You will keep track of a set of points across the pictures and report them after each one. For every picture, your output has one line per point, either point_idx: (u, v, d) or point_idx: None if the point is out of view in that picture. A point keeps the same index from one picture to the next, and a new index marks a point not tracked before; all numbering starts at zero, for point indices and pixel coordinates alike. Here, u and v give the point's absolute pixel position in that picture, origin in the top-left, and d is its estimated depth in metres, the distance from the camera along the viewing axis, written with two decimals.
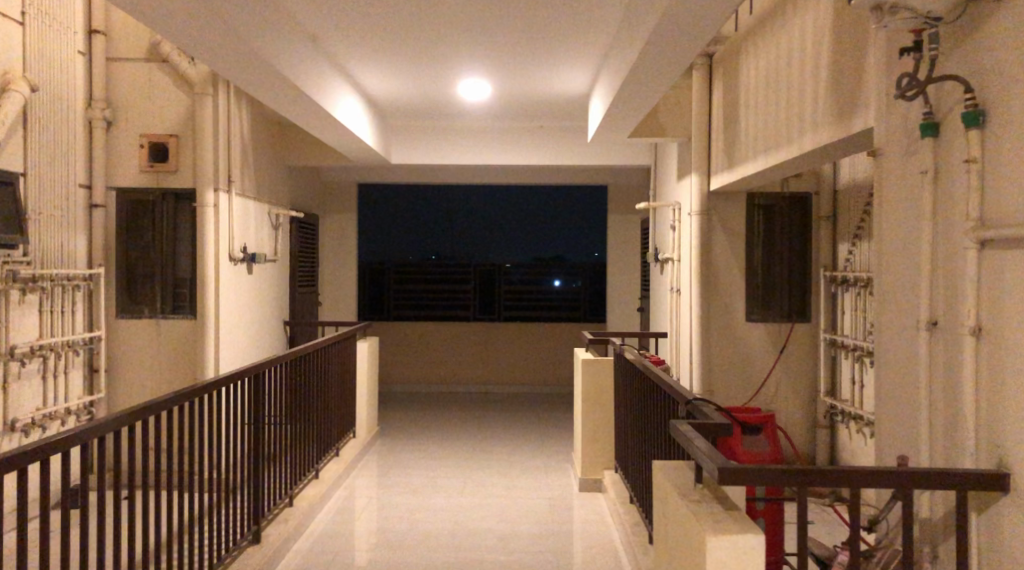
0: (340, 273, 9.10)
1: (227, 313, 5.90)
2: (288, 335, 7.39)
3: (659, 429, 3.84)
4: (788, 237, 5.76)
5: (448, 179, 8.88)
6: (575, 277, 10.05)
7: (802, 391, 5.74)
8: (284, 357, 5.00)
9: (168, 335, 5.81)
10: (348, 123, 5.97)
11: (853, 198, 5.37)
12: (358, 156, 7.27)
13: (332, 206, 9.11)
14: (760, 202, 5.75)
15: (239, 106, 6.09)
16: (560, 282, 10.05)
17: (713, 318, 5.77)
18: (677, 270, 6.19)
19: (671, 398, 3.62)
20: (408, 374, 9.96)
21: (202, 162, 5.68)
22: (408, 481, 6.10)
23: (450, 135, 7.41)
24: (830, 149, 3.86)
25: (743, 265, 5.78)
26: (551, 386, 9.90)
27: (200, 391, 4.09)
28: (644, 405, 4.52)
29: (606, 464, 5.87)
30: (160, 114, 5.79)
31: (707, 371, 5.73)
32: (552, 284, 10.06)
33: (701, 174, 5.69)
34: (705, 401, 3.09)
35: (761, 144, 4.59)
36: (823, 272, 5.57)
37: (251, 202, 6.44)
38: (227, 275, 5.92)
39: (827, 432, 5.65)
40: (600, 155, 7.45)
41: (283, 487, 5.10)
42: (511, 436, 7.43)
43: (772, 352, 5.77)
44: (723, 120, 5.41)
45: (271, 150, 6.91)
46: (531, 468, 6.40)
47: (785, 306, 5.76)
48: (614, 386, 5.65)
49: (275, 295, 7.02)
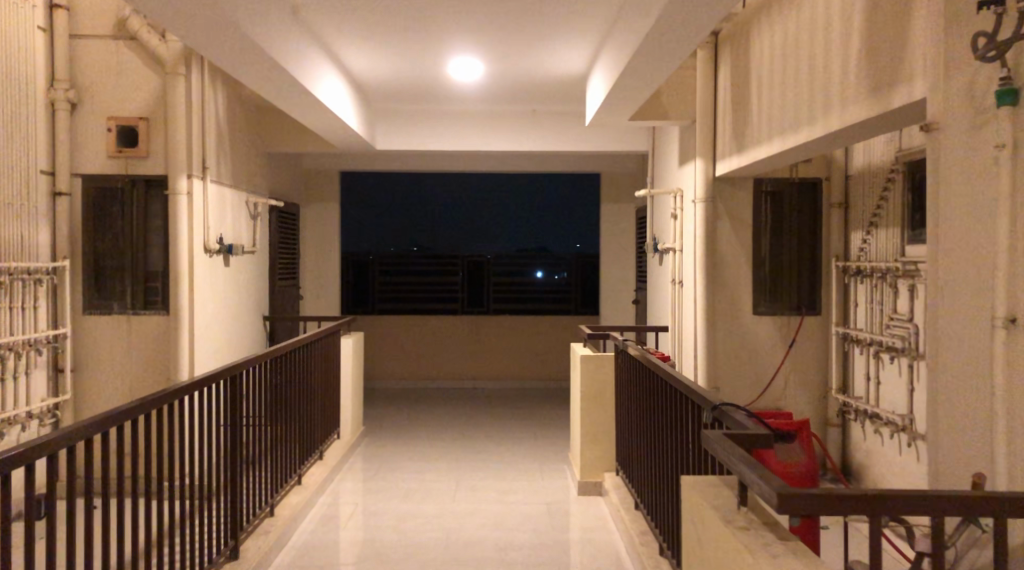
0: (322, 265, 8.74)
1: (202, 309, 5.53)
2: (268, 330, 7.04)
3: (678, 434, 3.53)
4: (797, 225, 5.46)
5: (436, 166, 8.53)
6: (560, 268, 9.78)
7: (813, 388, 5.45)
8: (263, 355, 4.65)
9: (139, 333, 5.44)
10: (331, 105, 5.62)
11: (869, 184, 5.05)
12: (342, 141, 6.91)
13: (314, 195, 8.73)
14: (768, 189, 5.42)
15: (214, 88, 5.72)
16: (543, 274, 9.79)
17: (719, 311, 5.46)
18: (678, 261, 5.88)
19: (691, 402, 3.30)
20: (394, 370, 9.62)
21: (176, 147, 5.32)
22: (398, 486, 5.78)
23: (438, 119, 7.07)
24: (857, 130, 3.57)
25: (750, 255, 5.47)
26: (541, 381, 9.61)
27: (175, 394, 3.73)
28: (655, 406, 4.22)
29: (606, 467, 5.56)
30: (129, 96, 5.40)
31: (712, 368, 5.43)
32: (535, 275, 9.78)
33: (706, 159, 5.36)
34: (734, 406, 2.78)
35: (778, 127, 4.29)
36: (834, 262, 5.28)
37: (228, 190, 6.07)
38: (202, 267, 5.55)
39: (839, 431, 5.38)
40: (596, 140, 7.13)
41: (264, 496, 4.74)
42: (503, 435, 7.12)
43: (781, 347, 5.47)
44: (731, 101, 5.10)
45: (249, 135, 6.54)
46: (526, 470, 6.09)
47: (795, 298, 5.47)
48: (616, 384, 5.35)
49: (253, 288, 6.66)
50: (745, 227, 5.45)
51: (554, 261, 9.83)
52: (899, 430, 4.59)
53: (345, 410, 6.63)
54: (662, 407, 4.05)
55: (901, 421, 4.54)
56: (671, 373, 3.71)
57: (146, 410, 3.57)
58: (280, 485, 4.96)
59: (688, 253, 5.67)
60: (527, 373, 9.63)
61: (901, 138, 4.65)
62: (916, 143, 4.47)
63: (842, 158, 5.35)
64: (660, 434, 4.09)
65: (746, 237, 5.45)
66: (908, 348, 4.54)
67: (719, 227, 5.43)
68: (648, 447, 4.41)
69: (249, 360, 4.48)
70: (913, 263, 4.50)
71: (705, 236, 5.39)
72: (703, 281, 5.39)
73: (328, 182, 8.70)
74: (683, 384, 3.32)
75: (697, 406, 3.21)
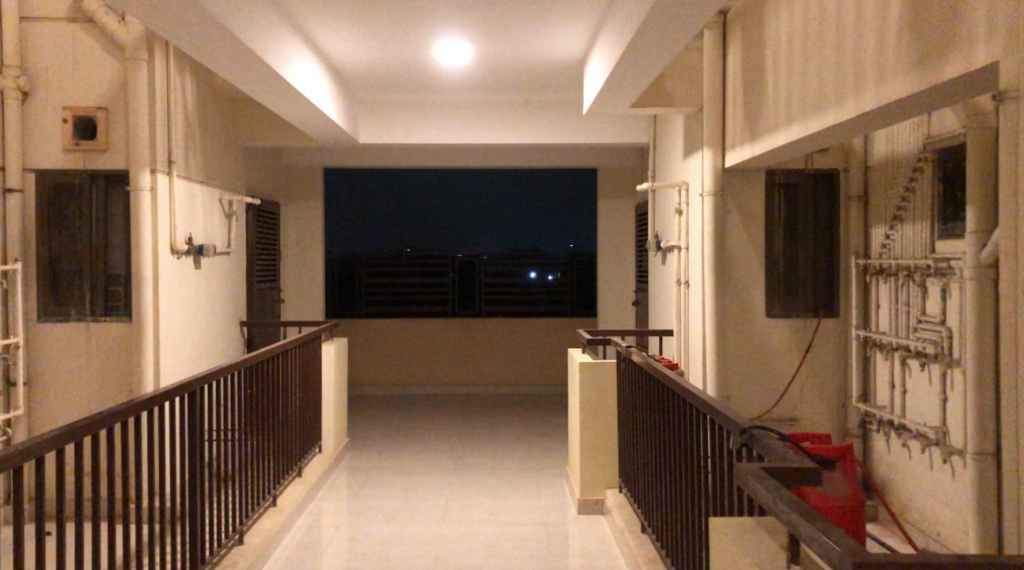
0: (306, 267, 8.30)
1: (168, 316, 5.11)
2: (245, 337, 6.61)
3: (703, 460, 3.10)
4: (813, 220, 5.04)
5: (425, 162, 8.12)
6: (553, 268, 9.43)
7: (832, 396, 5.04)
8: (230, 365, 4.24)
9: (99, 342, 5.01)
10: (309, 93, 5.21)
11: (893, 173, 4.64)
12: (323, 135, 6.50)
13: (295, 193, 8.29)
14: (780, 181, 5.02)
15: (182, 75, 5.29)
16: (536, 273, 9.45)
17: (728, 313, 5.05)
18: (684, 260, 5.46)
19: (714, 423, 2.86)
20: (382, 376, 9.18)
21: (138, 139, 4.90)
22: (383, 505, 5.36)
23: (423, 110, 6.66)
24: (892, 109, 3.18)
25: (762, 253, 5.06)
26: (537, 386, 9.20)
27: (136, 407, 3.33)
28: (668, 423, 3.80)
29: (608, 483, 5.13)
30: (86, 83, 4.97)
31: (722, 376, 5.01)
32: (529, 276, 9.43)
33: (714, 148, 4.96)
34: (766, 429, 2.38)
35: (798, 110, 3.89)
36: (854, 259, 4.88)
37: (198, 186, 5.65)
38: (169, 270, 5.13)
39: (860, 443, 4.96)
40: (593, 132, 6.71)
41: (230, 520, 4.32)
42: (495, 446, 6.71)
43: (797, 353, 5.06)
44: (741, 86, 4.70)
45: (222, 128, 6.11)
46: (521, 486, 5.67)
47: (810, 299, 5.04)
48: (618, 393, 4.95)
49: (228, 292, 6.23)
50: (756, 222, 5.05)
51: (547, 261, 9.54)
52: (931, 443, 4.17)
53: (329, 421, 6.21)
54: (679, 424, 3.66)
55: (933, 434, 4.11)
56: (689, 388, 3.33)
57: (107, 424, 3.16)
58: (251, 506, 4.54)
59: (695, 251, 5.26)
60: (522, 378, 9.22)
61: (929, 122, 4.25)
62: (950, 126, 4.07)
63: (861, 147, 4.95)
64: (678, 453, 3.71)
65: (757, 234, 5.05)
66: (941, 354, 4.11)
67: (728, 222, 5.03)
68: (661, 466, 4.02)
69: (213, 373, 4.07)
70: (947, 260, 4.08)
71: (713, 233, 4.99)
72: (712, 282, 4.99)
73: (310, 179, 8.27)
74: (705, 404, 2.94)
75: (721, 429, 2.78)
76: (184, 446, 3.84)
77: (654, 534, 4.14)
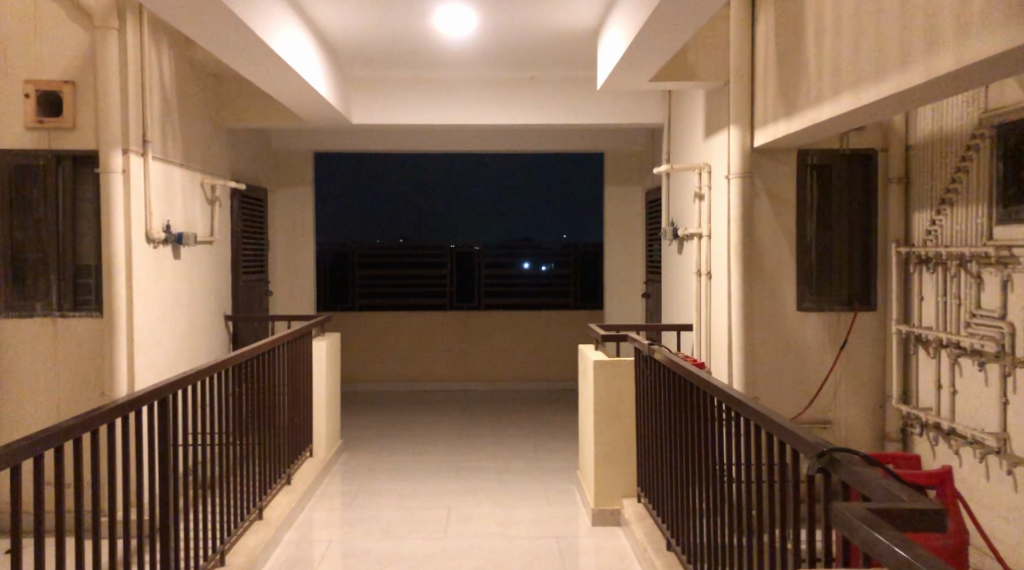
0: (296, 258, 7.85)
1: (143, 312, 4.67)
2: (230, 332, 6.17)
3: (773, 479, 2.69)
4: (847, 205, 4.62)
5: (421, 146, 7.68)
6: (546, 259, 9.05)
7: (868, 397, 4.63)
8: (211, 366, 3.83)
9: (68, 339, 4.57)
10: (296, 65, 4.77)
11: (940, 152, 4.21)
12: (314, 114, 6.06)
13: (284, 178, 7.81)
14: (813, 163, 4.60)
15: (157, 46, 4.85)
16: (529, 265, 8.99)
17: (756, 307, 4.64)
18: (705, 249, 5.03)
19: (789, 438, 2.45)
20: (377, 372, 8.75)
21: (109, 115, 4.45)
22: (379, 516, 4.93)
23: (419, 89, 6.21)
24: (970, 72, 2.76)
25: (793, 240, 4.64)
26: (538, 382, 8.78)
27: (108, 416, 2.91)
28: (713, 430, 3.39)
29: (625, 492, 4.71)
30: (52, 55, 4.51)
31: (750, 376, 4.60)
32: (523, 267, 8.99)
33: (741, 127, 4.54)
34: (851, 454, 1.98)
35: (849, 79, 3.48)
36: (895, 248, 4.47)
37: (177, 168, 5.21)
38: (143, 260, 4.69)
39: (900, 448, 4.55)
40: (603, 111, 6.27)
41: (211, 535, 3.92)
42: (499, 448, 6.28)
43: (831, 350, 4.65)
44: (774, 57, 4.28)
45: (204, 107, 5.66)
46: (528, 493, 5.25)
47: (845, 291, 4.62)
48: (639, 395, 4.53)
49: (211, 283, 5.79)
50: (787, 208, 4.62)
51: (540, 250, 9.14)
52: (990, 452, 3.76)
53: (320, 422, 5.78)
54: (745, 446, 3.24)
55: (995, 443, 3.71)
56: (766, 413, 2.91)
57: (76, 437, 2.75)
58: (236, 519, 4.15)
59: (718, 240, 4.85)
60: (522, 373, 8.79)
61: (987, 94, 3.83)
62: (1012, 98, 3.65)
63: (902, 125, 4.53)
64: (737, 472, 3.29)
65: (788, 220, 4.62)
66: (1002, 353, 3.70)
67: (756, 208, 4.61)
68: (713, 488, 3.60)
69: (194, 374, 3.68)
70: (1009, 248, 3.67)
71: (740, 220, 4.57)
72: (740, 273, 4.57)
73: (300, 164, 7.80)
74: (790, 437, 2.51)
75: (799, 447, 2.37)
76: (163, 455, 3.45)
77: (698, 561, 3.73)
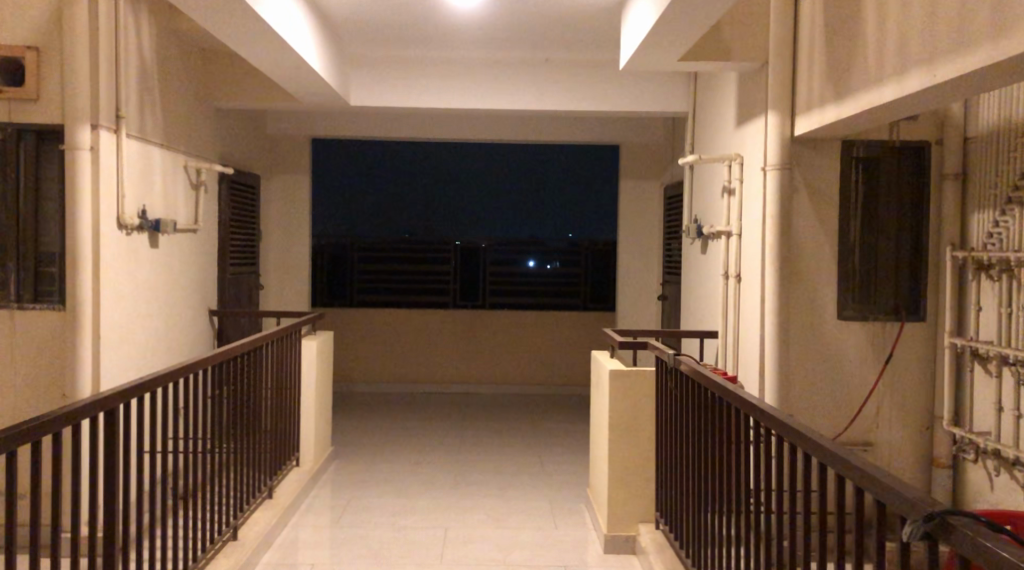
0: (290, 250, 7.39)
1: (112, 305, 4.22)
2: (215, 328, 5.72)
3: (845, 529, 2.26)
4: (897, 203, 4.14)
5: (426, 134, 7.22)
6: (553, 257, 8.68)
7: (914, 415, 4.17)
8: (189, 363, 3.40)
9: (27, 333, 4.13)
10: (288, 36, 4.32)
11: (1008, 146, 3.75)
12: (311, 96, 5.60)
13: (280, 164, 7.36)
14: (859, 156, 4.13)
15: (135, 11, 4.40)
16: (535, 263, 8.63)
17: (793, 314, 4.17)
18: (735, 248, 4.56)
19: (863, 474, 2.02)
20: (374, 372, 8.29)
21: (75, 86, 4.00)
22: (369, 536, 4.47)
23: (424, 70, 5.75)
24: None
25: (835, 241, 4.16)
26: (544, 387, 8.31)
27: (75, 415, 2.48)
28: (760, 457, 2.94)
29: (642, 517, 4.26)
30: (14, 18, 4.05)
31: (784, 391, 4.13)
32: (528, 265, 8.62)
33: (780, 114, 4.08)
34: (964, 514, 1.54)
35: (921, 55, 3.03)
36: (949, 250, 4.00)
37: (156, 149, 4.76)
38: (114, 247, 4.24)
39: (949, 474, 4.08)
40: (623, 97, 5.80)
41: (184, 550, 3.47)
42: (501, 459, 5.82)
43: (874, 364, 4.18)
44: (823, 34, 3.81)
45: (189, 83, 5.22)
46: (533, 513, 4.80)
47: (891, 299, 4.14)
48: (660, 410, 4.07)
49: (193, 274, 5.34)
50: (829, 205, 4.15)
51: (546, 249, 8.71)
52: None
53: (308, 428, 5.32)
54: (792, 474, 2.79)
55: None
56: (806, 431, 2.46)
57: (37, 441, 2.30)
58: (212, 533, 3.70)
59: (750, 238, 4.38)
60: (528, 377, 8.33)
61: None
62: None
63: (959, 113, 4.06)
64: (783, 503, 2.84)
65: (830, 218, 4.15)
66: None
67: (795, 204, 4.14)
68: (744, 514, 3.15)
69: (174, 372, 3.25)
70: None
71: (777, 216, 4.11)
72: (775, 276, 4.11)
73: (297, 150, 7.34)
74: (855, 473, 2.05)
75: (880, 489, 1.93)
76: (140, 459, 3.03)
77: None
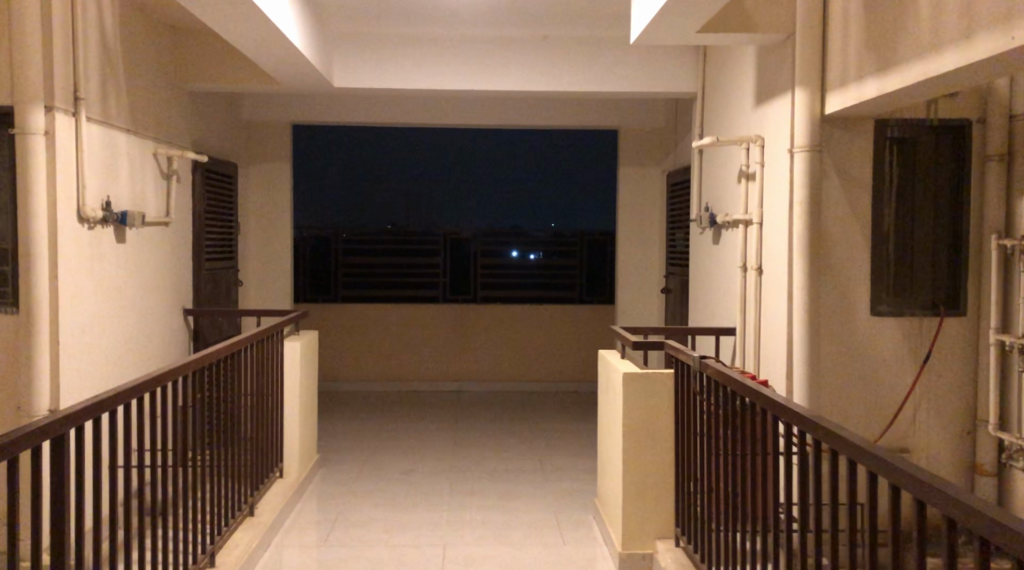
0: (270, 242, 6.98)
1: (72, 309, 3.81)
2: (191, 328, 5.32)
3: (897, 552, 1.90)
4: (934, 188, 3.76)
5: (414, 119, 6.81)
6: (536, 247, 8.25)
7: (952, 418, 3.84)
8: (161, 370, 3.00)
9: None
10: (267, 10, 3.91)
11: None
12: (291, 78, 5.18)
13: (259, 152, 6.93)
14: (894, 136, 3.76)
15: None
16: (519, 254, 8.24)
17: (824, 311, 3.82)
18: (754, 238, 4.19)
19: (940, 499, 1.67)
20: (361, 371, 7.91)
21: (26, 65, 3.57)
22: (363, 555, 4.10)
23: (413, 48, 5.35)
24: None
25: (867, 231, 3.80)
26: (539, 383, 7.98)
27: (32, 438, 2.07)
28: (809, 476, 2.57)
29: (660, 533, 3.89)
30: None
31: (815, 394, 3.77)
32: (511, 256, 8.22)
33: (809, 90, 3.71)
34: None
35: (986, 19, 2.66)
36: (995, 239, 3.65)
37: (122, 135, 4.34)
38: (75, 243, 3.83)
39: (994, 482, 3.76)
40: (625, 77, 5.42)
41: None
42: (499, 465, 5.46)
43: (912, 364, 3.83)
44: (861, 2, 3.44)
45: (158, 64, 4.79)
46: (539, 527, 4.45)
47: (930, 293, 3.79)
48: (681, 416, 3.71)
49: (165, 270, 4.92)
50: (861, 190, 3.79)
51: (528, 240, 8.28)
52: None
53: (294, 436, 4.94)
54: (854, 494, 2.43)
55: None
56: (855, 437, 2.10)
57: None
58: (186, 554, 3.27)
59: (773, 227, 4.01)
60: (522, 373, 7.99)
61: None
62: None
63: (1004, 88, 3.70)
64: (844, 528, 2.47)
65: (862, 206, 3.80)
66: None
67: (825, 190, 3.79)
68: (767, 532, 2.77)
69: (146, 381, 2.85)
70: None
71: (807, 202, 3.75)
72: (805, 268, 3.76)
73: (277, 137, 6.92)
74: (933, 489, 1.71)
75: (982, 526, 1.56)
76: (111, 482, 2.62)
77: None
